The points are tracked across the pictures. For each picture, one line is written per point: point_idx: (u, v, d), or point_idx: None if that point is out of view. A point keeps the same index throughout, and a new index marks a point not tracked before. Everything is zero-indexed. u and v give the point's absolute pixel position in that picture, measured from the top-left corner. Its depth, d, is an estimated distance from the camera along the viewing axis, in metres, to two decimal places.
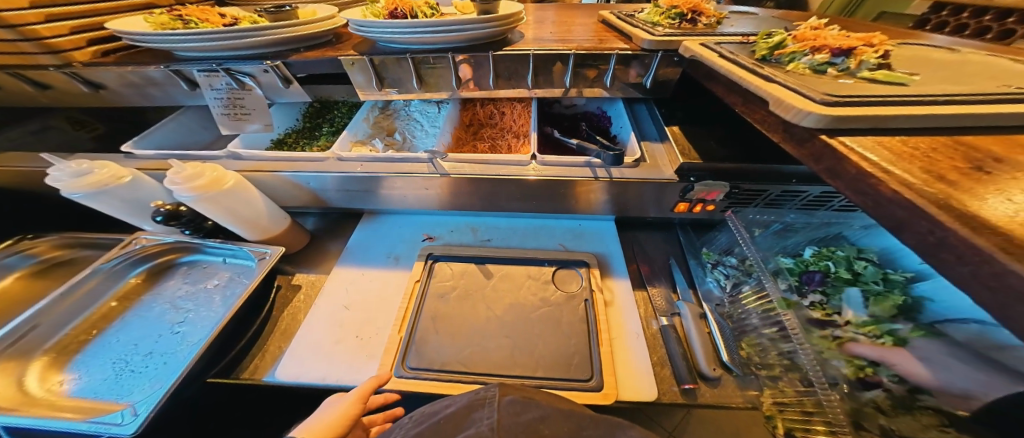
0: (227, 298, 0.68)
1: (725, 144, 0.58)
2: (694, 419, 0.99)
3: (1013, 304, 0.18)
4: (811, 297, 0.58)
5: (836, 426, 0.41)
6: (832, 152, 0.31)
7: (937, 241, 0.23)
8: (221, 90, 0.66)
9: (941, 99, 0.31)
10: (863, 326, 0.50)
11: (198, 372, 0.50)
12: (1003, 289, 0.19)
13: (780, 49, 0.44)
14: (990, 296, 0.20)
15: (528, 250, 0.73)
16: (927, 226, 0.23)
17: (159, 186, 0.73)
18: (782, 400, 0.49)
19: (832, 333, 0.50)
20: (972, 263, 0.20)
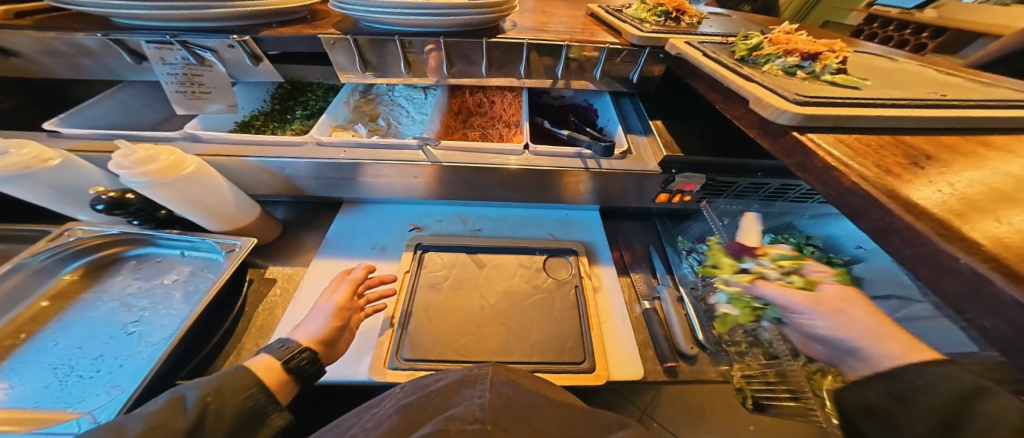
0: (189, 295, 0.62)
1: (704, 139, 0.62)
2: (664, 396, 1.08)
3: (944, 279, 0.22)
4: None
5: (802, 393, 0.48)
6: (802, 148, 0.34)
7: (886, 226, 0.27)
8: (175, 65, 0.59)
9: (887, 104, 0.36)
10: (784, 260, 0.38)
11: (164, 375, 0.46)
12: (935, 265, 0.23)
13: (757, 51, 0.48)
14: (925, 270, 0.24)
15: (519, 239, 0.75)
16: (879, 214, 0.27)
17: (97, 170, 0.64)
18: (749, 373, 0.55)
19: (751, 268, 0.41)
20: (913, 244, 0.24)
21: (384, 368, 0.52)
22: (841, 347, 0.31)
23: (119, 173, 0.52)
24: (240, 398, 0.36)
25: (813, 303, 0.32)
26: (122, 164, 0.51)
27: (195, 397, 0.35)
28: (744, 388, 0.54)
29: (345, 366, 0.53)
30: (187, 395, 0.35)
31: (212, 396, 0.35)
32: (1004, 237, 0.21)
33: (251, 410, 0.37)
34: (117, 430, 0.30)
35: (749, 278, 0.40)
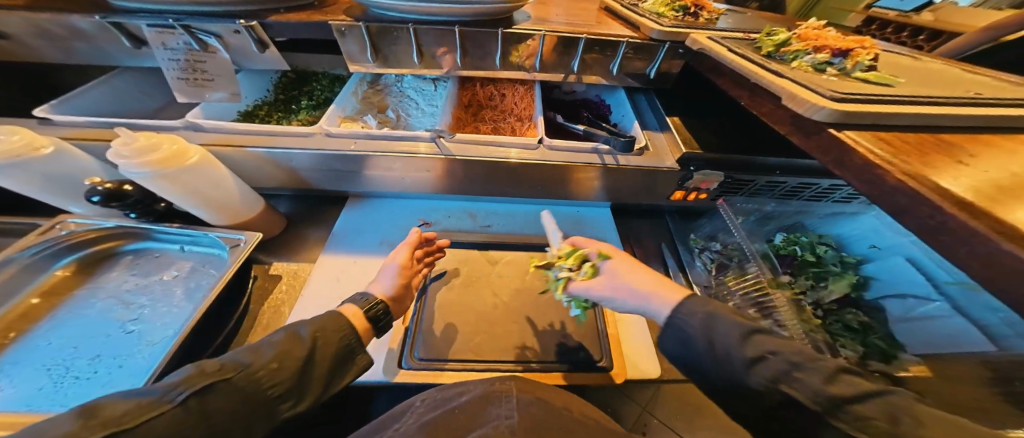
0: (191, 291, 0.60)
1: (722, 135, 0.61)
2: (668, 393, 1.08)
3: (1002, 279, 0.22)
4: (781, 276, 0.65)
5: None
6: (840, 145, 0.34)
7: (937, 224, 0.26)
8: (177, 50, 0.56)
9: (924, 101, 0.35)
10: (569, 256, 0.48)
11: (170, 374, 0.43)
12: (992, 264, 0.22)
13: (784, 47, 0.47)
14: (982, 270, 0.23)
15: (531, 236, 0.73)
16: (929, 212, 0.26)
17: (92, 160, 0.61)
18: None
19: (556, 275, 0.48)
20: (968, 243, 0.24)
21: (399, 368, 0.50)
22: (636, 306, 0.42)
23: (117, 162, 0.49)
24: (338, 338, 0.39)
25: (609, 282, 0.43)
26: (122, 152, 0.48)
27: (307, 331, 0.38)
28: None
29: None
30: (301, 329, 0.38)
31: (320, 332, 0.38)
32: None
33: (344, 352, 0.40)
34: (251, 354, 0.34)
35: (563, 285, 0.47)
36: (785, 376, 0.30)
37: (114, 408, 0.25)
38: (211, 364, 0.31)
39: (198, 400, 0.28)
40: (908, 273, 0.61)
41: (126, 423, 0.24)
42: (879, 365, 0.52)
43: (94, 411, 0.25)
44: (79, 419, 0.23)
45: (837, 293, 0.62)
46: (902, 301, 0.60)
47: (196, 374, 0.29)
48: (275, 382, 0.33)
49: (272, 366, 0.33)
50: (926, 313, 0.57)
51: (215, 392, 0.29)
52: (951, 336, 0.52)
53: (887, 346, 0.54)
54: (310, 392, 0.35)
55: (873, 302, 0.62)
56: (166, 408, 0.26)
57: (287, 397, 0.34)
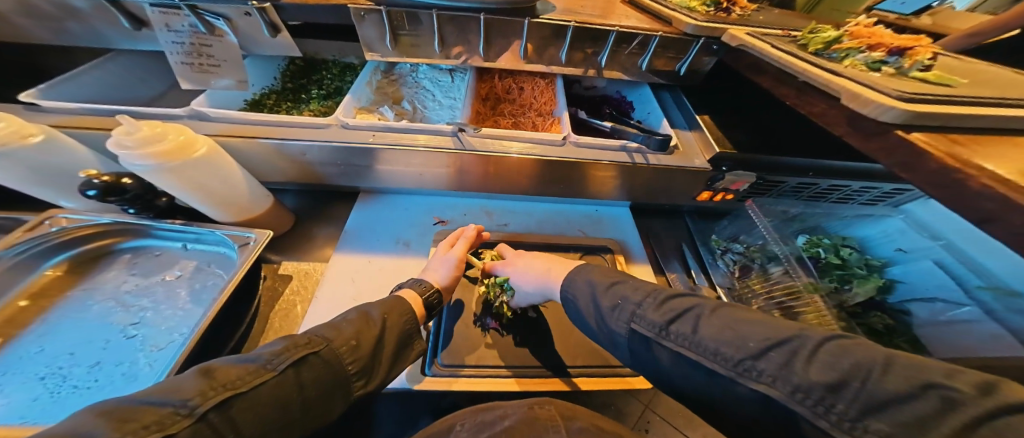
0: (197, 294, 0.57)
1: (754, 135, 0.59)
2: None
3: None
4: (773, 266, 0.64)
5: None
6: (909, 148, 0.32)
7: None
8: (182, 33, 0.52)
9: (994, 103, 0.34)
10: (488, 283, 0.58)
11: None
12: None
13: (835, 45, 0.46)
14: None
15: (551, 236, 0.71)
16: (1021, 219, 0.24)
17: (86, 151, 0.57)
18: None
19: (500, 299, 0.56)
20: None
21: (423, 375, 0.49)
22: (543, 294, 0.50)
23: (117, 151, 0.45)
24: (400, 321, 0.43)
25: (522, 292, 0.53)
26: (124, 142, 0.44)
27: (377, 313, 0.41)
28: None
29: None
30: (371, 311, 0.42)
31: (387, 314, 0.42)
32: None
33: (405, 336, 0.43)
34: (332, 329, 0.37)
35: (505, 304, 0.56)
36: (633, 315, 0.37)
37: (229, 370, 0.29)
38: (302, 337, 0.35)
39: (295, 370, 0.32)
40: (936, 275, 0.61)
41: (242, 386, 0.28)
42: None
43: (213, 372, 0.29)
44: (204, 379, 0.28)
45: (863, 295, 0.60)
46: (928, 306, 0.59)
47: (292, 346, 0.34)
48: (353, 355, 0.37)
49: (351, 343, 0.37)
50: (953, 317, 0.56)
51: (308, 364, 0.33)
52: (977, 339, 0.52)
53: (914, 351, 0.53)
54: (377, 372, 0.39)
55: (898, 305, 0.60)
56: (272, 375, 0.30)
57: (360, 375, 0.37)
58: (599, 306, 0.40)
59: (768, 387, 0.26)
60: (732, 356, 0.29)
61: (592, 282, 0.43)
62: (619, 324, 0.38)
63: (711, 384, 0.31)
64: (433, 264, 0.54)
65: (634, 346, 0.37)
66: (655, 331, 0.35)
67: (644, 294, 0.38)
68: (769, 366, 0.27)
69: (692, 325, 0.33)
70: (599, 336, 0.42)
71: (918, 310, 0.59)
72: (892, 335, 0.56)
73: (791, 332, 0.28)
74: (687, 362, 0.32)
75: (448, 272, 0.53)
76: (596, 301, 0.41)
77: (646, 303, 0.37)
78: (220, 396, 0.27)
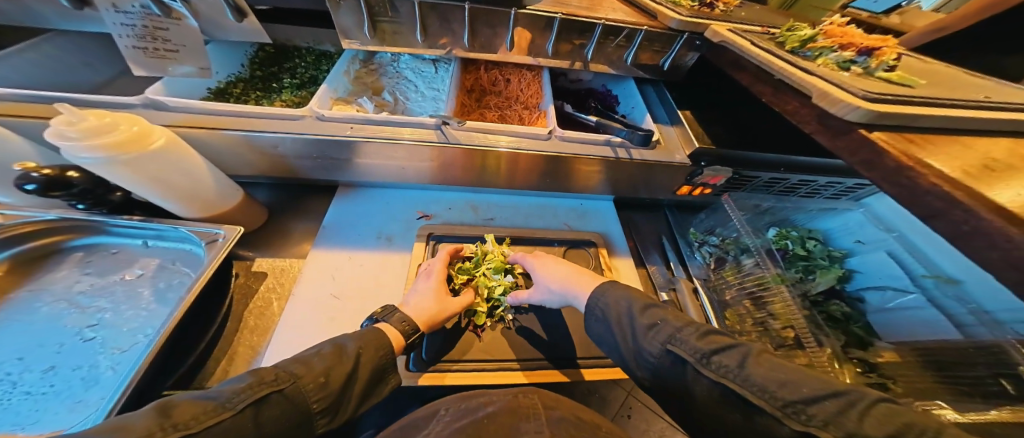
0: (163, 292, 0.54)
1: (730, 131, 0.61)
2: None
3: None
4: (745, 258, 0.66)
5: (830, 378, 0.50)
6: (872, 146, 0.34)
7: (971, 229, 0.26)
8: (131, 14, 0.47)
9: (947, 104, 0.36)
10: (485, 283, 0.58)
11: (148, 386, 0.38)
12: (1018, 265, 0.23)
13: (811, 43, 0.47)
14: (1012, 273, 0.23)
15: (537, 230, 0.71)
16: (962, 216, 0.26)
17: (20, 141, 0.51)
18: None
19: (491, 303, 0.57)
20: (1002, 248, 0.24)
21: (407, 370, 0.49)
22: (565, 299, 0.51)
23: (55, 141, 0.40)
24: (376, 358, 0.41)
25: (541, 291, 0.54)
26: (65, 131, 0.39)
27: (353, 346, 0.39)
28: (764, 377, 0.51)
29: None
30: (347, 344, 0.40)
31: (364, 348, 0.40)
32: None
33: (379, 370, 0.41)
34: (301, 364, 0.35)
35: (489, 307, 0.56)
36: (672, 338, 0.38)
37: (188, 407, 0.27)
38: (268, 371, 0.33)
39: (255, 409, 0.30)
40: (889, 267, 0.65)
41: (195, 427, 0.26)
42: (858, 352, 0.56)
43: (169, 409, 0.26)
44: (157, 417, 0.25)
45: (825, 285, 0.66)
46: (878, 294, 0.65)
47: (256, 383, 0.31)
48: (322, 392, 0.35)
49: (320, 380, 0.35)
50: (895, 305, 0.63)
51: (269, 403, 0.31)
52: (921, 326, 0.58)
53: (865, 335, 0.59)
54: (345, 409, 0.37)
55: (854, 293, 0.68)
56: (228, 415, 0.28)
57: (325, 412, 0.35)
58: (636, 324, 0.41)
59: (816, 430, 0.26)
60: (782, 396, 0.29)
61: (630, 301, 0.44)
62: (654, 344, 0.39)
63: (743, 413, 0.31)
64: (426, 300, 0.50)
65: (665, 365, 0.37)
66: (696, 357, 0.35)
67: (684, 323, 0.40)
68: (820, 412, 0.27)
69: (738, 359, 0.33)
70: (627, 359, 0.42)
71: (868, 297, 0.66)
72: (848, 321, 0.62)
73: (845, 386, 0.28)
74: (724, 393, 0.32)
75: (441, 317, 0.50)
76: (633, 318, 0.42)
77: (688, 330, 0.38)
78: (175, 435, 0.24)
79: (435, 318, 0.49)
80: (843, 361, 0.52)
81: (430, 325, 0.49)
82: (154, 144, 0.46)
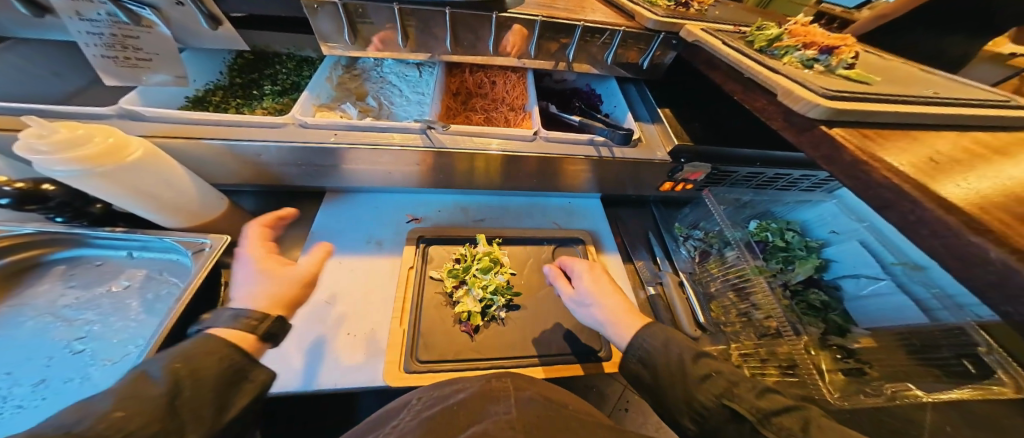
0: (152, 302, 0.53)
1: (708, 128, 0.64)
2: None
3: (973, 268, 0.24)
4: (728, 252, 0.69)
5: (807, 371, 0.51)
6: (831, 142, 0.36)
7: (916, 219, 0.28)
8: (98, 22, 0.46)
9: (898, 101, 0.39)
10: (477, 284, 0.58)
11: None
12: (954, 250, 0.25)
13: (777, 42, 0.50)
14: (954, 260, 0.25)
15: (526, 229, 0.73)
16: (909, 207, 0.28)
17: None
18: (744, 352, 0.58)
19: (483, 305, 0.58)
20: (943, 236, 0.26)
21: (400, 372, 0.49)
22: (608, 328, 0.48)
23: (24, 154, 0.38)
24: (217, 363, 0.32)
25: (579, 300, 0.52)
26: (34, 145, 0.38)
27: (165, 366, 0.30)
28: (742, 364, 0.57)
29: (348, 372, 0.50)
30: (153, 367, 0.30)
31: (184, 363, 0.31)
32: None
33: (231, 374, 0.33)
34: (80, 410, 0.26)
35: (481, 308, 0.57)
36: (728, 393, 0.38)
37: None
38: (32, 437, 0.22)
39: None
40: (862, 256, 0.68)
41: None
42: (837, 339, 0.60)
43: None
44: None
45: (802, 275, 0.68)
46: (854, 282, 0.68)
47: None
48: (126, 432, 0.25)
49: (118, 415, 0.25)
50: (869, 292, 0.66)
51: None
52: (890, 310, 0.62)
53: (843, 322, 0.63)
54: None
55: (832, 282, 0.71)
56: None
57: None
58: (688, 376, 0.40)
59: None
60: None
61: (680, 348, 0.43)
62: (709, 397, 0.38)
63: None
64: (258, 286, 0.39)
65: (722, 421, 0.37)
66: (757, 416, 0.35)
67: (741, 377, 0.39)
68: None
69: (798, 424, 0.33)
70: (679, 413, 0.40)
71: (843, 285, 0.70)
72: (826, 309, 0.65)
73: None
74: None
75: (291, 293, 0.41)
76: (684, 369, 0.41)
77: (745, 386, 0.38)
78: None
79: (281, 301, 0.39)
80: (820, 349, 0.56)
81: (288, 306, 0.40)
82: (130, 156, 0.45)
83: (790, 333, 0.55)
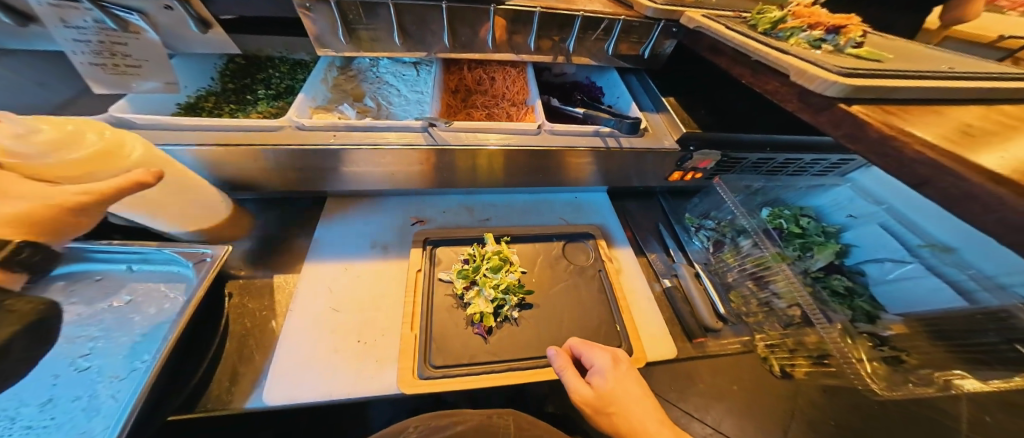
0: (156, 315, 0.51)
1: (715, 114, 0.62)
2: None
3: None
4: (746, 241, 0.68)
5: (846, 357, 0.51)
6: (852, 119, 0.35)
7: (961, 193, 0.27)
8: (86, 30, 0.44)
9: (915, 76, 0.38)
10: (489, 285, 0.56)
11: (147, 416, 0.36)
12: (1013, 225, 0.24)
13: (780, 24, 0.48)
14: (1009, 233, 0.24)
15: (534, 226, 0.71)
16: (952, 180, 0.27)
17: None
18: (771, 342, 0.63)
19: (494, 306, 0.55)
20: (995, 208, 0.25)
21: (415, 379, 0.48)
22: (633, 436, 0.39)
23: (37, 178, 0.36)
24: None
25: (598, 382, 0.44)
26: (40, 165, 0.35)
27: None
28: (770, 357, 0.62)
29: (369, 380, 0.49)
30: None
31: None
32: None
33: None
34: None
35: (493, 309, 0.55)
36: None
37: None
38: None
39: None
40: (883, 239, 0.68)
41: None
42: (867, 326, 0.60)
43: None
44: None
45: (823, 261, 0.70)
46: (877, 266, 0.68)
47: None
48: None
49: None
50: (894, 276, 0.65)
51: None
52: (926, 292, 0.60)
53: (870, 308, 0.63)
54: None
55: (854, 267, 0.70)
56: None
57: None
58: None
59: None
60: None
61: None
62: None
63: None
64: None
65: None
66: None
67: None
68: None
69: None
70: None
71: (865, 270, 0.69)
72: (851, 295, 0.66)
73: None
74: None
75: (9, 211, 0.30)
76: None
77: None
78: None
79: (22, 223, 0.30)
80: (856, 337, 0.54)
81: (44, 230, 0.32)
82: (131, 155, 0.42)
83: (822, 321, 0.55)
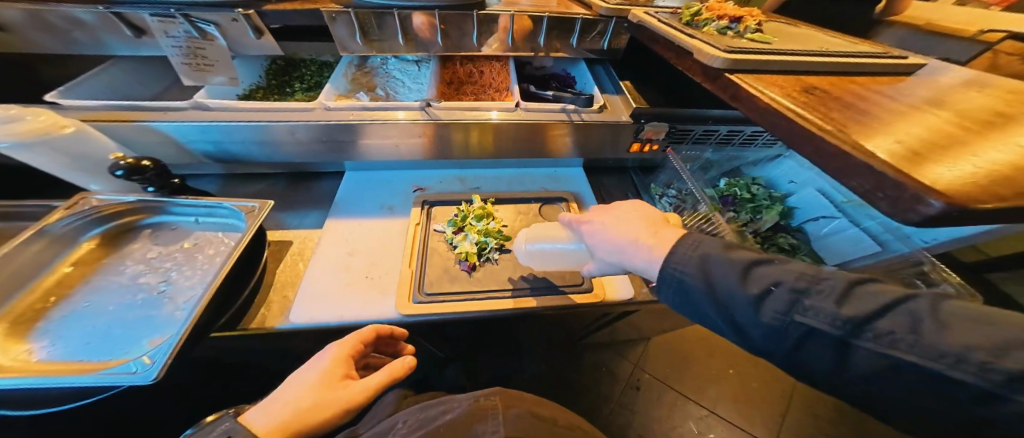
0: (212, 256, 0.67)
1: (662, 97, 0.76)
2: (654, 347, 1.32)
3: (827, 159, 0.36)
4: (698, 204, 0.76)
5: None
6: (731, 84, 0.49)
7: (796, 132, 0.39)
8: (178, 38, 0.62)
9: (784, 54, 0.51)
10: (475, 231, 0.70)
11: (202, 328, 0.50)
12: (821, 151, 0.37)
13: (699, 16, 0.61)
14: (820, 158, 0.38)
15: (516, 192, 0.84)
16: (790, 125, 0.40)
17: (112, 143, 0.64)
18: None
19: (479, 247, 0.69)
20: (808, 140, 0.38)
21: (408, 302, 0.60)
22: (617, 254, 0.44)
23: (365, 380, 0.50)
24: None
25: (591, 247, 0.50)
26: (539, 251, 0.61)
27: None
28: None
29: (372, 308, 0.61)
30: None
31: None
32: (886, 147, 0.33)
33: None
34: None
35: (479, 248, 0.69)
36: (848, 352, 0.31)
37: None
38: None
39: None
40: (818, 199, 0.78)
41: None
42: None
43: None
44: None
45: (770, 221, 0.78)
46: (815, 224, 0.78)
47: None
48: None
49: None
50: (828, 230, 0.76)
51: None
52: (851, 243, 0.71)
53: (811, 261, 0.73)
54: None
55: (797, 227, 0.81)
56: None
57: None
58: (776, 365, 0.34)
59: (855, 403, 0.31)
60: None
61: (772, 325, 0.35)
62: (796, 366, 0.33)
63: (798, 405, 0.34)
64: (310, 390, 0.45)
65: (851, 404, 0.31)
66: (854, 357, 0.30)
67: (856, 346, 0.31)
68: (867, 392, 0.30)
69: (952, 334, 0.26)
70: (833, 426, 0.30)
71: (806, 229, 0.80)
72: (795, 251, 0.76)
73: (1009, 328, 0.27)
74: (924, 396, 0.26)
75: (330, 405, 0.44)
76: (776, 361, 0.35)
77: None
78: None
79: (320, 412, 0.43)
80: None
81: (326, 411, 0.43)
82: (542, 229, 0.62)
83: None
